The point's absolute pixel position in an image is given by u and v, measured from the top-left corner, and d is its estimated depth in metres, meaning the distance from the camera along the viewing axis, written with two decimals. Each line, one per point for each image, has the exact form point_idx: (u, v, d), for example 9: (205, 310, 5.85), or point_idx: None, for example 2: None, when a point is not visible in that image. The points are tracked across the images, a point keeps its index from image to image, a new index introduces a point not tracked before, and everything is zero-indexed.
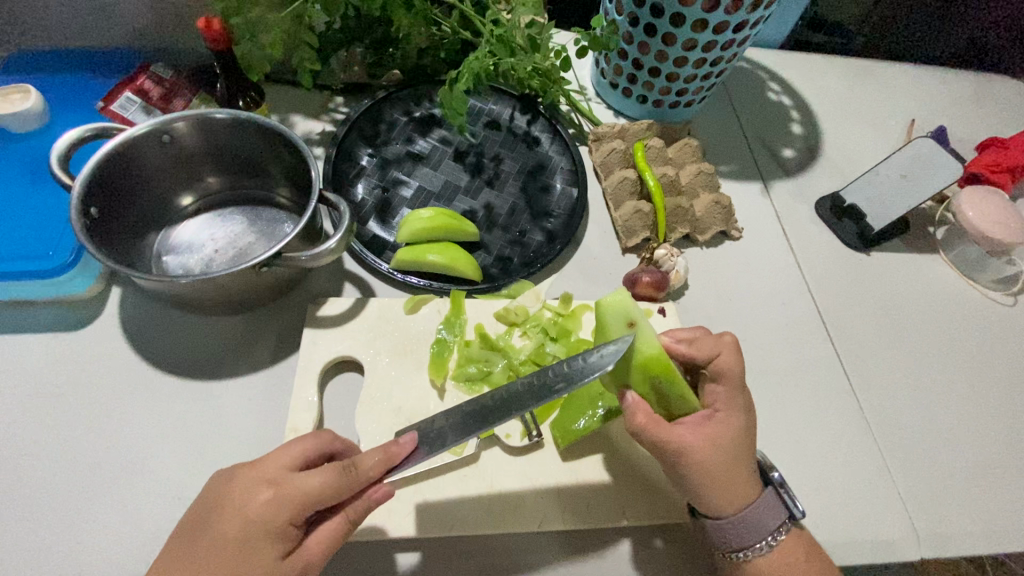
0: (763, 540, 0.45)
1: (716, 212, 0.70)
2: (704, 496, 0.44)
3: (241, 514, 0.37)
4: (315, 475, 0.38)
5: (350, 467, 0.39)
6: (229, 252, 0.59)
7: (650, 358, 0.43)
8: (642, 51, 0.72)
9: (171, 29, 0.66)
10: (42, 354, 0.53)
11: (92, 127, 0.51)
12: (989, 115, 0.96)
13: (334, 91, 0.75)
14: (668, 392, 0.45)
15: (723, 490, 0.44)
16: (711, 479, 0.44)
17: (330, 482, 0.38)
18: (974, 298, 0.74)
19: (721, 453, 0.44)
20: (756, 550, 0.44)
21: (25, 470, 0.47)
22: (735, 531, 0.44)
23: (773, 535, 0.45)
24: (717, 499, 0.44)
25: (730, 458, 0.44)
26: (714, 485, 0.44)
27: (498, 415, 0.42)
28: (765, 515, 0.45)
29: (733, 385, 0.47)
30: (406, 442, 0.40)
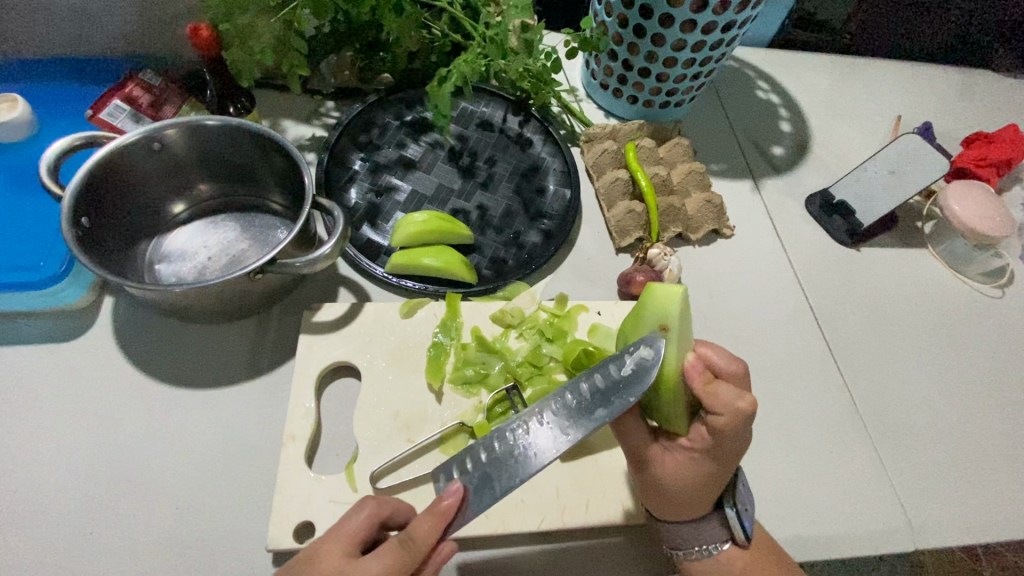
0: (698, 547, 0.46)
1: (708, 211, 0.70)
2: (651, 500, 0.46)
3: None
4: (374, 559, 0.36)
5: (407, 539, 0.37)
6: (223, 259, 0.59)
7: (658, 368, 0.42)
8: (632, 52, 0.73)
9: (160, 37, 0.65)
10: (34, 366, 0.52)
11: (81, 135, 0.51)
12: (973, 109, 0.97)
13: (325, 95, 0.75)
14: (661, 406, 0.44)
15: (662, 502, 0.46)
16: (651, 488, 0.46)
17: (391, 561, 0.36)
18: (962, 291, 0.75)
19: (669, 474, 0.44)
20: (688, 555, 0.46)
21: (20, 485, 0.47)
22: (671, 532, 0.47)
23: (710, 545, 0.46)
24: (661, 507, 0.46)
25: (676, 481, 0.44)
26: (653, 493, 0.46)
27: (544, 452, 0.39)
28: (707, 528, 0.46)
29: (720, 440, 0.42)
30: (453, 494, 0.37)
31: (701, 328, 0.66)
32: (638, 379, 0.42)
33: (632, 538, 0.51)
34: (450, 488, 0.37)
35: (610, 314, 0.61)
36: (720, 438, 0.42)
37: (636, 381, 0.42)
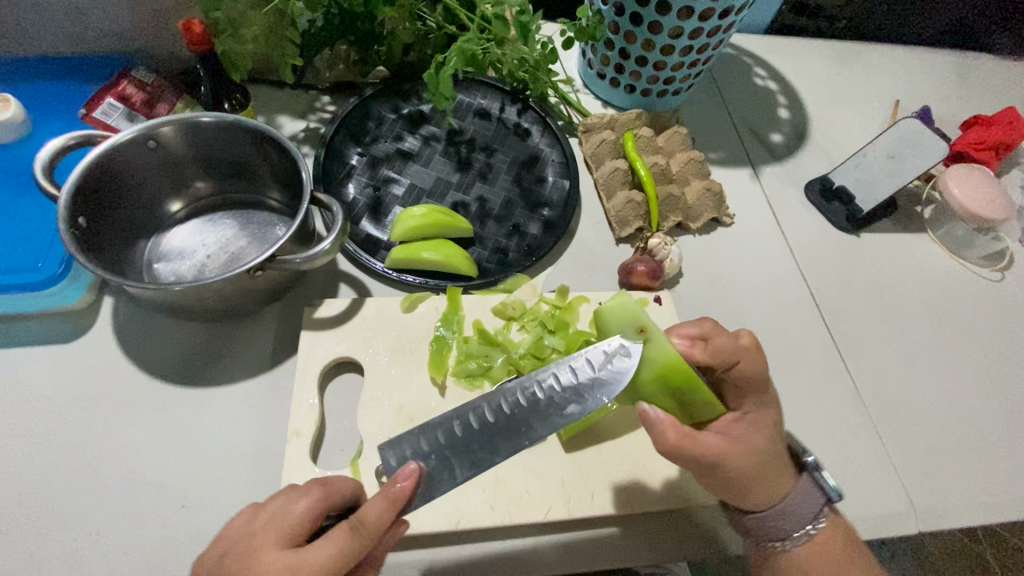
0: (802, 530, 0.45)
1: (708, 199, 0.70)
2: (746, 495, 0.45)
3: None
4: (323, 545, 0.34)
5: (360, 525, 0.35)
6: (222, 257, 0.58)
7: (666, 364, 0.43)
8: (629, 41, 0.72)
9: (152, 33, 0.65)
10: (33, 367, 0.52)
11: (75, 134, 0.51)
12: (971, 93, 0.97)
13: (320, 90, 0.75)
14: (692, 399, 0.45)
15: (759, 491, 0.44)
16: (745, 484, 0.44)
17: (342, 547, 0.34)
18: (962, 275, 0.75)
19: (750, 457, 0.43)
20: (794, 540, 0.45)
21: (24, 485, 0.47)
22: (775, 524, 0.45)
23: (812, 524, 0.46)
24: (757, 497, 0.45)
25: (759, 461, 0.44)
26: (748, 488, 0.44)
27: (509, 441, 0.41)
28: (801, 510, 0.45)
29: (756, 387, 0.45)
30: (404, 478, 0.37)
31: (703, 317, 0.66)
32: (611, 380, 0.44)
33: (640, 527, 0.51)
34: (405, 472, 0.38)
35: None
36: (755, 384, 0.45)
37: (610, 380, 0.44)
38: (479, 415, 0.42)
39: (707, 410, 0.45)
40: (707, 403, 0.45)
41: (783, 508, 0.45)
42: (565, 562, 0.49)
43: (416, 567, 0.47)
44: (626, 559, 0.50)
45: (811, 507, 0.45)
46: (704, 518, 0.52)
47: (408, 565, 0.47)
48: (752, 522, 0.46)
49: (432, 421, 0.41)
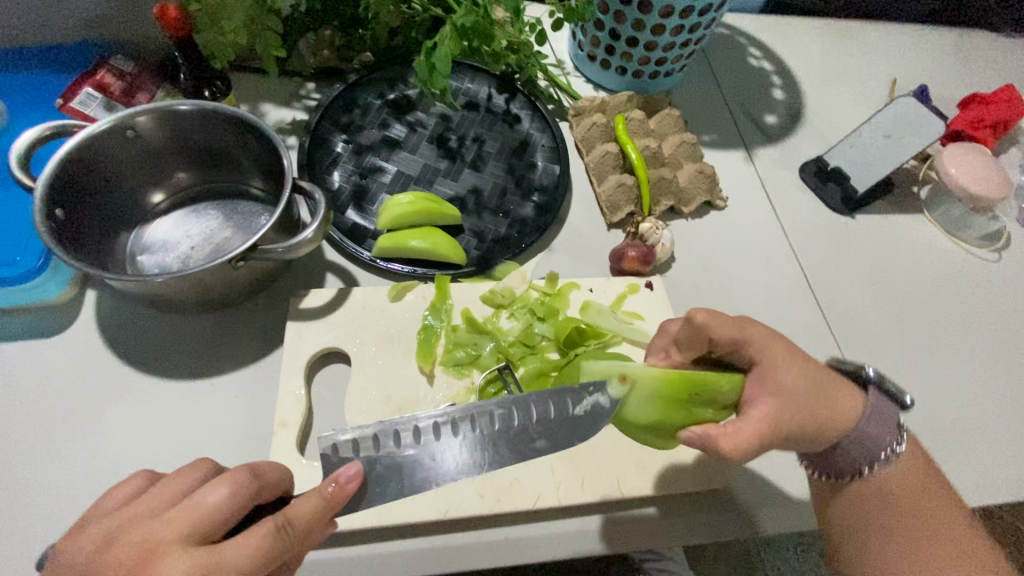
0: (885, 451, 0.43)
1: (700, 182, 0.69)
2: (820, 436, 0.41)
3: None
4: (244, 544, 0.31)
5: (288, 525, 0.33)
6: (206, 248, 0.58)
7: (656, 384, 0.41)
8: (619, 21, 0.71)
9: (128, 20, 0.63)
10: (16, 362, 0.51)
11: (50, 125, 0.50)
12: (969, 70, 0.95)
13: (305, 77, 0.73)
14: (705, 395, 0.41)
15: (829, 426, 0.41)
16: (809, 429, 0.40)
17: (266, 547, 0.32)
18: (959, 256, 0.75)
19: (794, 407, 0.39)
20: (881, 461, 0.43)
21: (8, 481, 0.46)
22: (857, 453, 0.43)
23: (894, 444, 0.43)
24: (830, 433, 0.41)
25: (804, 403, 0.39)
26: (814, 431, 0.40)
27: (469, 462, 0.40)
28: (882, 430, 0.43)
29: (747, 341, 0.41)
30: (348, 480, 0.35)
31: (696, 302, 0.65)
32: (591, 424, 0.43)
33: (633, 514, 0.51)
34: (351, 473, 0.35)
35: (602, 292, 0.61)
36: (743, 340, 0.41)
37: (588, 424, 0.43)
38: (442, 429, 0.41)
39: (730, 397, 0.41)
40: (725, 386, 0.41)
41: (862, 433, 0.42)
42: (557, 550, 0.49)
43: (405, 557, 0.47)
44: (618, 547, 0.50)
45: (889, 419, 0.43)
46: (697, 503, 0.52)
47: (398, 556, 0.47)
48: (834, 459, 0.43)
49: (388, 433, 0.41)
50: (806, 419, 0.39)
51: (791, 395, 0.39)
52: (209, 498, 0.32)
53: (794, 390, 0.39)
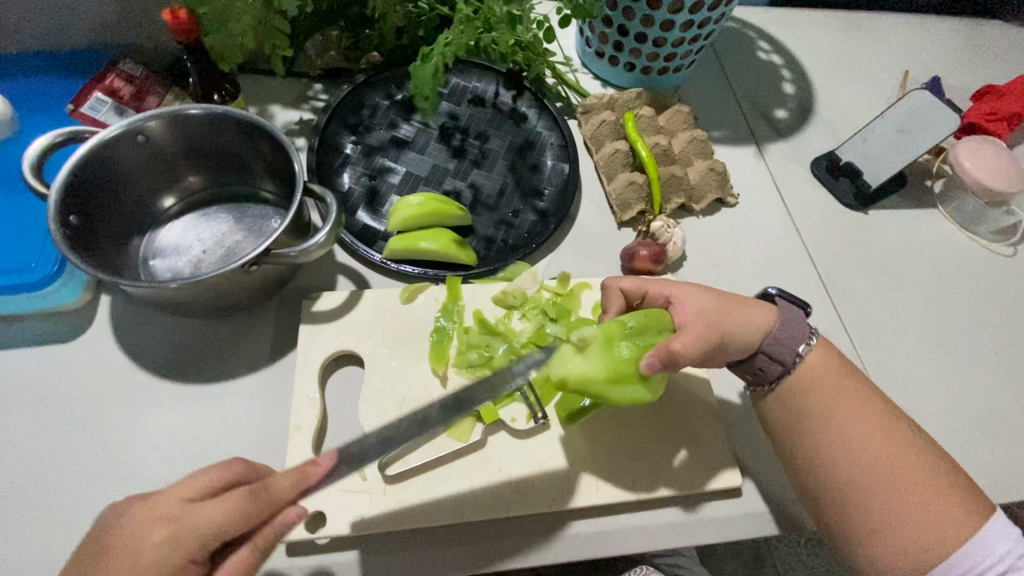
0: (804, 343, 0.50)
1: (711, 179, 0.69)
2: (753, 334, 0.48)
3: (144, 552, 0.35)
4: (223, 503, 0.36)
5: (262, 491, 0.37)
6: (218, 252, 0.58)
7: (601, 333, 0.46)
8: (628, 17, 0.70)
9: (137, 25, 0.63)
10: (32, 367, 0.52)
11: (62, 132, 0.50)
12: (984, 61, 0.94)
13: (312, 78, 0.73)
14: (639, 326, 0.47)
15: (758, 323, 0.49)
16: (743, 329, 0.48)
17: (240, 509, 0.36)
18: (974, 250, 0.74)
19: (719, 313, 0.48)
20: (803, 354, 0.49)
21: (28, 485, 0.47)
22: (790, 344, 0.49)
23: (808, 340, 0.50)
24: (763, 326, 0.49)
25: (726, 307, 0.48)
26: (749, 332, 0.48)
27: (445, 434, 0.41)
28: (792, 325, 0.50)
29: (657, 284, 0.51)
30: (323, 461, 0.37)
31: None
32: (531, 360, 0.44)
33: (649, 515, 0.51)
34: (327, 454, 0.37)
35: None
36: (654, 284, 0.51)
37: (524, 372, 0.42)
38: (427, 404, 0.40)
39: (659, 322, 0.47)
40: (658, 316, 0.47)
41: (782, 328, 0.49)
42: (573, 552, 0.49)
43: (421, 557, 0.47)
44: (634, 548, 0.50)
45: (796, 313, 0.51)
46: (712, 504, 0.52)
47: (413, 559, 0.47)
48: (778, 356, 0.49)
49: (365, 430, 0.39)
50: (729, 321, 0.47)
51: (707, 304, 0.48)
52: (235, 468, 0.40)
53: (705, 300, 0.49)
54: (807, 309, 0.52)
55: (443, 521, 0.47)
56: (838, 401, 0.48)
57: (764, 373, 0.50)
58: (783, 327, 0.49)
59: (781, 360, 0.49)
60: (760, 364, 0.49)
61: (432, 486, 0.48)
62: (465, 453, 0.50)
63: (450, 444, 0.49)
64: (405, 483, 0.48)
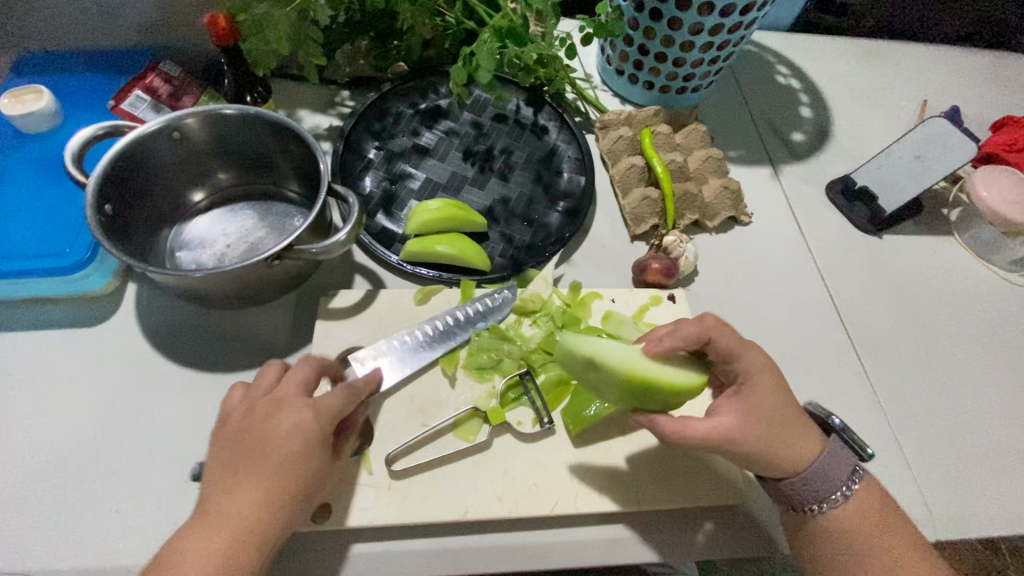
0: (842, 489, 0.46)
1: (726, 197, 0.69)
2: (787, 460, 0.45)
3: (293, 441, 0.40)
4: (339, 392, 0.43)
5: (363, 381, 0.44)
6: (242, 247, 0.60)
7: (620, 379, 0.44)
8: (649, 37, 0.72)
9: (179, 28, 0.66)
10: (59, 348, 0.54)
11: (104, 125, 0.52)
12: (1003, 93, 0.94)
13: (340, 85, 0.76)
14: (660, 394, 0.44)
15: (801, 451, 0.45)
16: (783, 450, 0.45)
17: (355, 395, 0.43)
18: (990, 279, 0.73)
19: (768, 419, 0.45)
20: (833, 503, 0.46)
21: (48, 461, 0.48)
22: (823, 483, 0.46)
23: (848, 485, 0.46)
24: (800, 457, 0.45)
25: (779, 422, 0.45)
26: (787, 453, 0.45)
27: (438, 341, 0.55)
28: (839, 463, 0.47)
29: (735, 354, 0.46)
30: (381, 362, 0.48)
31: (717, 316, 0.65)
32: (497, 310, 0.57)
33: (619, 530, 0.50)
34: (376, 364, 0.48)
35: (624, 302, 0.61)
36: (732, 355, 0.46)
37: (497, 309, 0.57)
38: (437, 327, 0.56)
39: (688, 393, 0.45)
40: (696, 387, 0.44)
41: (819, 468, 0.46)
42: (571, 559, 0.49)
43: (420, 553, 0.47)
44: (621, 560, 0.50)
45: (843, 460, 0.47)
46: (714, 520, 0.52)
47: (415, 556, 0.47)
48: (806, 488, 0.46)
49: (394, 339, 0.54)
50: (774, 436, 0.44)
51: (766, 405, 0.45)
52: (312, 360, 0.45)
53: (771, 405, 0.45)
54: (866, 454, 0.48)
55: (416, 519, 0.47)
56: (869, 535, 0.45)
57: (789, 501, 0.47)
58: (825, 467, 0.46)
59: (812, 497, 0.46)
60: (779, 494, 0.48)
61: (437, 485, 0.49)
62: (469, 453, 0.50)
63: (455, 444, 0.50)
64: (404, 478, 0.49)
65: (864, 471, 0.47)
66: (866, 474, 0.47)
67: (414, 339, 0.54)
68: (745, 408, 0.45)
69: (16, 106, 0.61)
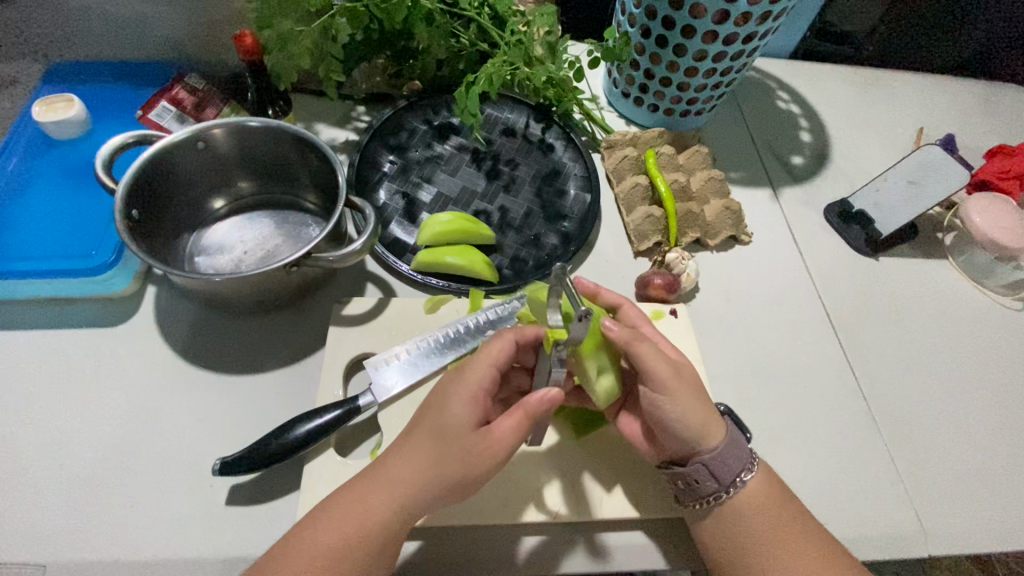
0: (743, 473, 0.47)
1: (727, 218, 0.72)
2: (701, 427, 0.47)
3: (441, 413, 0.43)
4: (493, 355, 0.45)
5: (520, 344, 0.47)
6: (258, 253, 0.62)
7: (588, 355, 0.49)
8: (654, 62, 0.75)
9: (205, 42, 0.70)
10: (80, 347, 0.56)
11: (134, 134, 0.55)
12: (995, 122, 0.97)
13: (357, 101, 0.79)
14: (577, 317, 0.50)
15: (711, 422, 0.47)
16: (702, 411, 0.47)
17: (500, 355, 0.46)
18: (983, 303, 0.75)
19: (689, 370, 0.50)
20: (739, 486, 0.47)
21: (66, 456, 0.50)
22: (731, 461, 0.47)
23: (748, 470, 0.48)
24: (709, 430, 0.47)
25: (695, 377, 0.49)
26: (705, 417, 0.47)
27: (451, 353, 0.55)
28: (740, 446, 0.48)
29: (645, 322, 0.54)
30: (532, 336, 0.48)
31: (717, 332, 0.67)
32: (505, 319, 0.58)
33: (616, 537, 0.51)
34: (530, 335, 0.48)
35: None
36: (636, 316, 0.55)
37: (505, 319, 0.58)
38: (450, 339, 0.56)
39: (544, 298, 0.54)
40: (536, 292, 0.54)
41: (725, 449, 0.47)
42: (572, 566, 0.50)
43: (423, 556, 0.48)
44: (614, 567, 0.50)
45: (741, 440, 0.49)
46: None
47: (419, 558, 0.48)
48: (715, 467, 0.47)
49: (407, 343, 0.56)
50: (697, 390, 0.48)
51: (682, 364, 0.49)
52: (489, 349, 0.46)
53: (685, 369, 0.49)
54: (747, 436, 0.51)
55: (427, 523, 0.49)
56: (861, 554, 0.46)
57: (698, 487, 0.47)
58: (732, 447, 0.47)
59: (719, 481, 0.47)
60: (695, 475, 0.47)
61: None
62: None
63: None
64: None
65: (756, 456, 0.49)
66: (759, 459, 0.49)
67: (424, 347, 0.55)
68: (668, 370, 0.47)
69: (48, 114, 0.63)
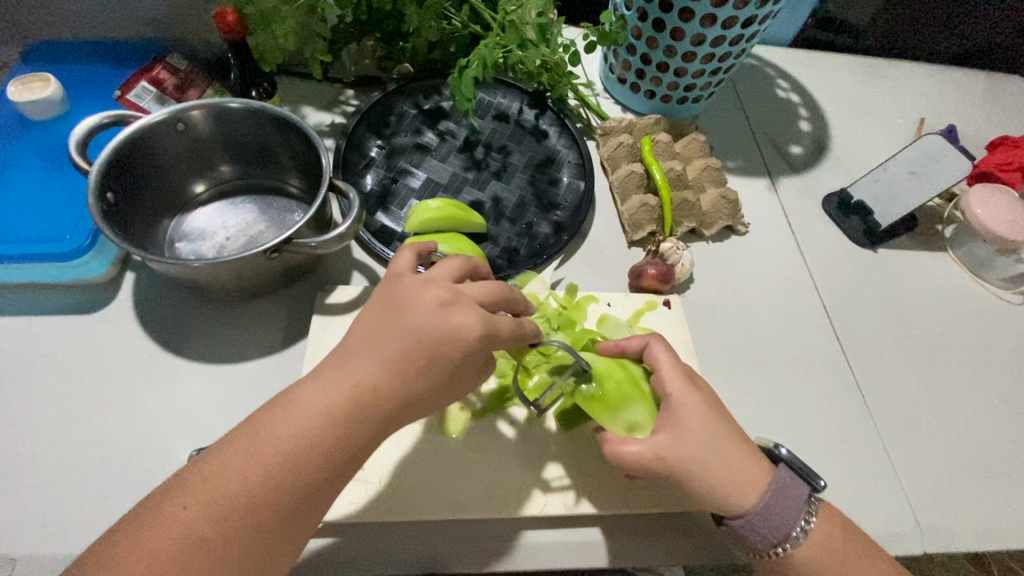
0: (796, 528, 0.45)
1: (723, 207, 0.70)
2: (718, 498, 0.44)
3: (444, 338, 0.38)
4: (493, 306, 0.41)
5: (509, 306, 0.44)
6: (240, 239, 0.60)
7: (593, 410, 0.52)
8: (652, 47, 0.73)
9: (186, 21, 0.67)
10: (54, 335, 0.54)
11: (110, 114, 0.53)
12: (998, 113, 0.96)
13: (345, 84, 0.76)
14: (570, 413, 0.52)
15: (734, 489, 0.44)
16: (712, 479, 0.44)
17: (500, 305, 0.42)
18: (983, 296, 0.74)
19: (699, 431, 0.44)
20: (794, 541, 0.45)
21: (38, 447, 0.48)
22: (771, 525, 0.44)
23: (804, 520, 0.45)
24: (734, 497, 0.44)
25: (708, 440, 0.44)
26: (721, 488, 0.44)
27: None
28: (790, 499, 0.45)
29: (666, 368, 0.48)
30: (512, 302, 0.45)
31: (712, 325, 0.65)
32: None
33: (606, 531, 0.51)
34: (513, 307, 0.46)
35: (619, 306, 0.62)
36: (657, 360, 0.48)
37: None
38: None
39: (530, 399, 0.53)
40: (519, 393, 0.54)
41: (762, 511, 0.44)
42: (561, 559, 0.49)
43: (407, 550, 0.48)
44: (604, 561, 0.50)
45: (795, 491, 0.45)
46: (701, 524, 0.52)
47: (403, 552, 0.47)
48: (749, 531, 0.45)
49: None
50: (701, 462, 0.44)
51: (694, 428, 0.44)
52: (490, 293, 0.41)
53: (695, 432, 0.45)
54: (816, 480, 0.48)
55: (368, 516, 0.47)
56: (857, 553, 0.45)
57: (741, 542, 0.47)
58: (770, 508, 0.44)
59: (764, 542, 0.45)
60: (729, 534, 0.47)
61: (429, 482, 0.49)
62: (461, 451, 0.51)
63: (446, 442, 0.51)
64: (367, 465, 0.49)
65: (816, 501, 0.46)
66: (819, 504, 0.46)
67: None
68: (664, 440, 0.44)
69: (22, 93, 0.61)
